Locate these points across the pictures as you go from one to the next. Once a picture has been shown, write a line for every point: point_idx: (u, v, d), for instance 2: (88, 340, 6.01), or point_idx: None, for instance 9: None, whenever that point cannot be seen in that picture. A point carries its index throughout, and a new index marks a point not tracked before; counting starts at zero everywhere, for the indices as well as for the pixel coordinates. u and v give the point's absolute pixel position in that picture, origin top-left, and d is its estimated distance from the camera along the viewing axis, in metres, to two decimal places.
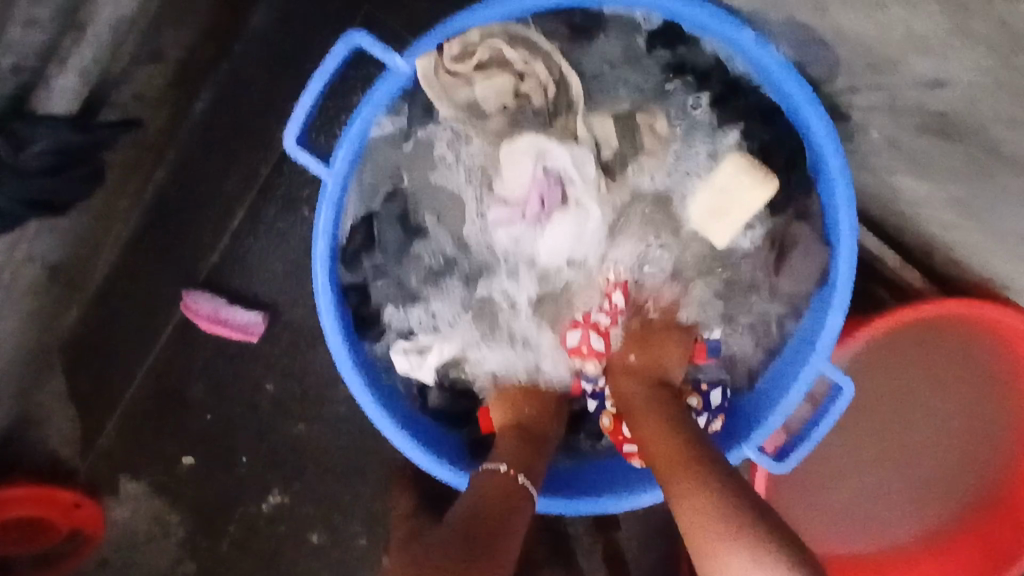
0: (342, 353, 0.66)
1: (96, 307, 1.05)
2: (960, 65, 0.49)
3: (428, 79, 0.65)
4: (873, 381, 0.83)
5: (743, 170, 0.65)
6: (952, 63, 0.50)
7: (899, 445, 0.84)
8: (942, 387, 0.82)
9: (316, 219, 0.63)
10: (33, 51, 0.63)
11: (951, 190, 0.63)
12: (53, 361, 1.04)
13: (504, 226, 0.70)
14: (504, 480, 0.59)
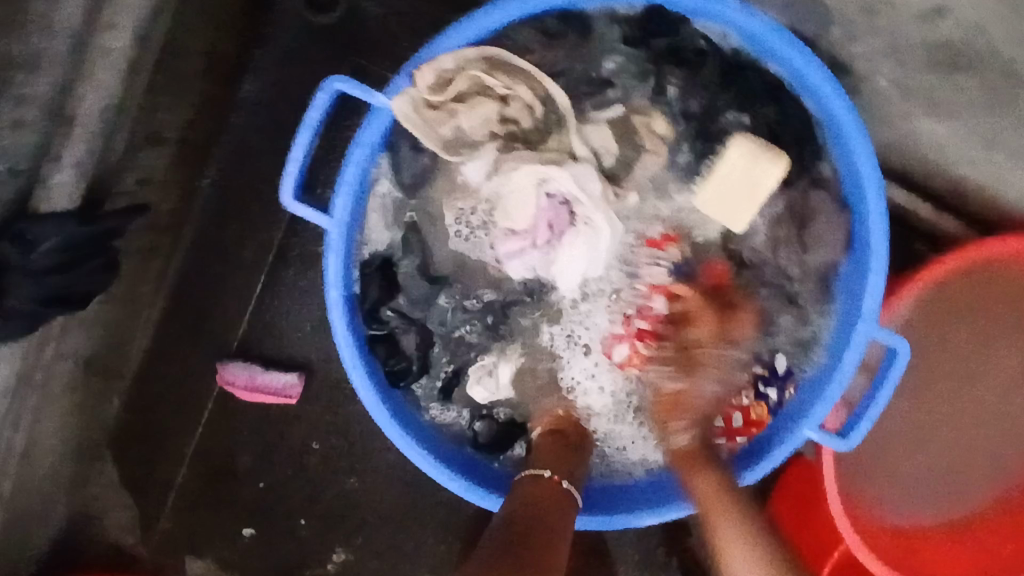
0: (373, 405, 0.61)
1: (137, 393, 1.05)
2: None
3: (404, 119, 0.56)
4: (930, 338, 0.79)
5: (760, 152, 0.58)
6: None
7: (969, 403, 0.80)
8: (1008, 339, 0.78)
9: (325, 270, 0.59)
10: (33, 152, 0.65)
11: (974, 124, 0.59)
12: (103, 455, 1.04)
13: (515, 261, 0.61)
14: (550, 488, 0.55)
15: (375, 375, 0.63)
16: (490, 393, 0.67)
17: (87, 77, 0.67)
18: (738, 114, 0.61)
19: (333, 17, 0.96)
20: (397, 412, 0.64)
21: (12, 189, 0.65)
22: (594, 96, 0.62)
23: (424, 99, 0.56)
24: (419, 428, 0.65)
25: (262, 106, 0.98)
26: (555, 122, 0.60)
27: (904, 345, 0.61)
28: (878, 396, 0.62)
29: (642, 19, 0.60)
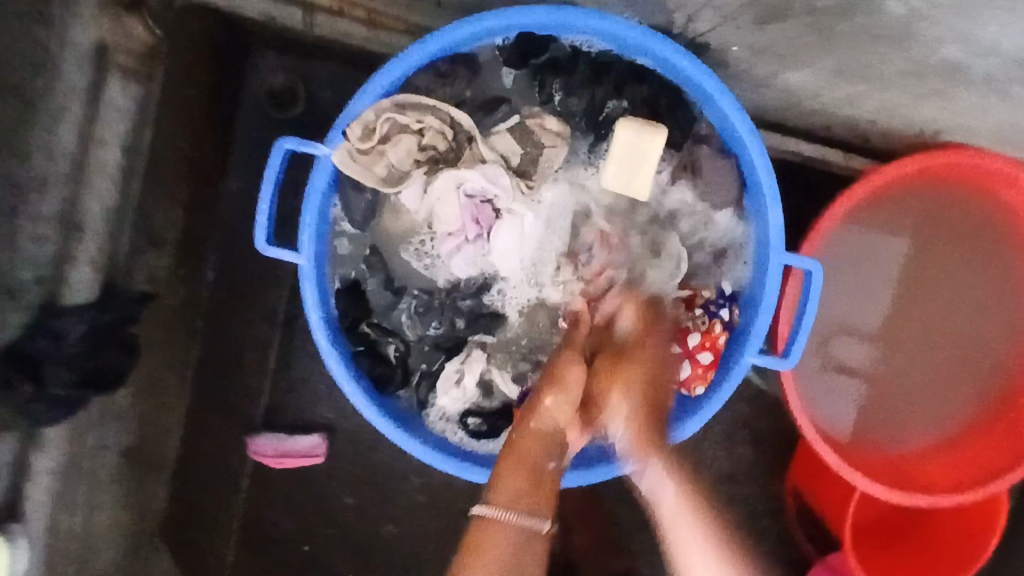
0: (368, 406, 0.69)
1: (182, 478, 1.16)
2: None
3: (344, 164, 0.65)
4: (873, 271, 0.91)
5: (643, 129, 0.67)
6: None
7: (915, 333, 0.92)
8: (950, 275, 0.91)
9: (305, 297, 0.68)
10: (49, 260, 0.79)
11: (826, 63, 0.65)
12: (161, 540, 1.14)
13: (457, 260, 0.71)
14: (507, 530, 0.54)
15: (366, 386, 0.71)
16: (462, 398, 0.73)
17: (85, 189, 0.80)
18: (618, 101, 0.70)
19: (292, 109, 1.10)
20: (392, 414, 0.71)
21: (39, 294, 0.79)
22: (491, 114, 0.71)
23: (357, 149, 0.66)
24: (415, 425, 0.73)
25: (248, 199, 1.12)
26: (464, 138, 0.69)
27: (813, 264, 0.69)
28: (807, 314, 0.70)
29: (514, 43, 0.69)
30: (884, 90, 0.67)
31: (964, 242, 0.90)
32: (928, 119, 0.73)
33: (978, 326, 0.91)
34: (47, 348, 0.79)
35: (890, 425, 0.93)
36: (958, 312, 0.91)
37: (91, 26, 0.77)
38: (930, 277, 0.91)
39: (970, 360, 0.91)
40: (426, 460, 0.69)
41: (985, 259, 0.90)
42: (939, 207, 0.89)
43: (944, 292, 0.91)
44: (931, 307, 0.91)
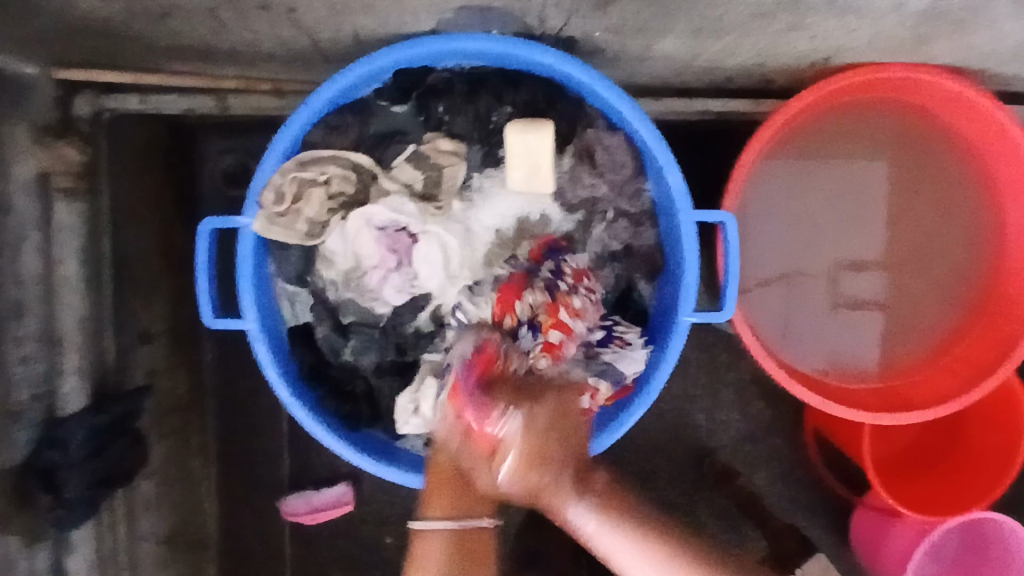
0: (339, 445, 0.72)
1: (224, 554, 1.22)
2: None
3: (265, 228, 0.71)
4: (822, 200, 0.93)
5: (529, 127, 0.71)
6: None
7: (881, 255, 0.94)
8: (899, 194, 0.93)
9: (259, 356, 0.72)
10: (41, 376, 0.86)
11: (682, 25, 0.68)
12: None
13: (389, 289, 0.76)
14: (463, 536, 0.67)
15: (335, 426, 0.75)
16: (426, 423, 0.74)
17: (60, 306, 0.88)
18: (500, 105, 0.75)
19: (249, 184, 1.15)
20: (366, 447, 0.75)
21: (38, 410, 0.85)
22: (389, 148, 0.77)
23: (273, 213, 0.71)
24: (388, 453, 0.77)
25: None
26: (368, 177, 0.75)
27: (723, 214, 0.71)
28: (731, 261, 0.72)
29: (396, 83, 0.75)
30: (749, 33, 0.70)
31: (905, 160, 0.92)
32: (805, 50, 0.75)
33: (938, 238, 0.93)
34: (56, 458, 0.85)
35: (871, 354, 0.94)
36: (917, 228, 0.94)
37: (31, 159, 0.84)
38: (881, 199, 0.93)
39: (937, 275, 0.94)
40: (404, 482, 0.72)
41: (918, 182, 0.93)
42: (874, 130, 0.91)
43: (899, 211, 0.94)
44: (881, 237, 0.94)
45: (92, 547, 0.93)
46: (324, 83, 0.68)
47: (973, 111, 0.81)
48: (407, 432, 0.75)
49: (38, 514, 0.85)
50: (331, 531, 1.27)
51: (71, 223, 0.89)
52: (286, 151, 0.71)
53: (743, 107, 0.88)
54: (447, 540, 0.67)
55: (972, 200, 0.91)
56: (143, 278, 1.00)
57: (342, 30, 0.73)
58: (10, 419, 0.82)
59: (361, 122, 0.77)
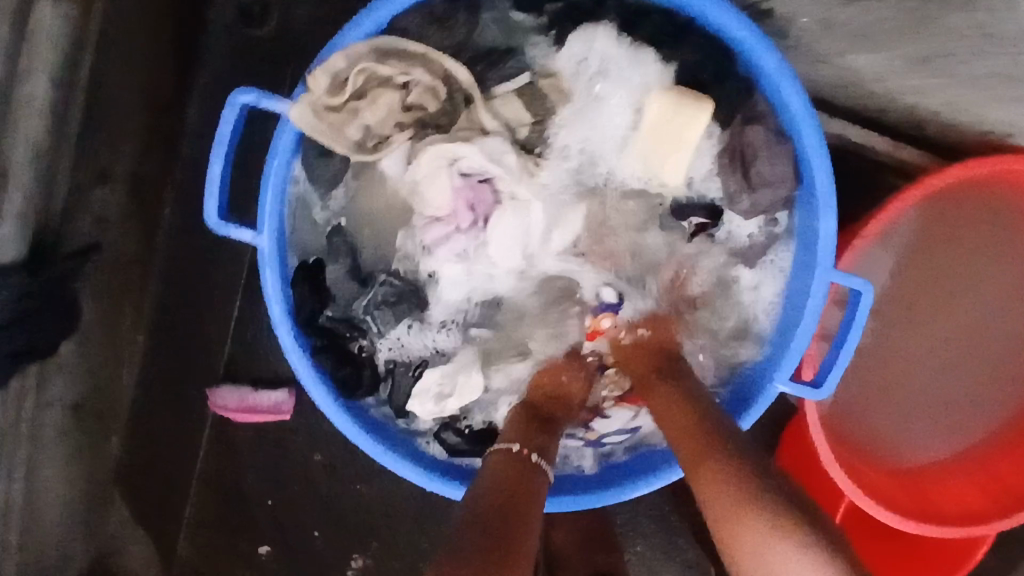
0: (343, 419, 0.60)
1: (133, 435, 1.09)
2: None
3: (303, 122, 0.54)
4: (902, 266, 0.78)
5: (677, 102, 0.58)
6: None
7: (946, 334, 0.80)
8: (987, 268, 0.78)
9: (265, 286, 0.58)
10: None
11: (908, 47, 0.55)
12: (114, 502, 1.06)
13: (443, 248, 0.61)
14: (512, 463, 0.52)
15: (334, 390, 0.62)
16: (438, 411, 0.64)
17: None
18: (650, 57, 0.61)
19: (266, 30, 0.99)
20: (361, 418, 0.63)
21: None
22: (498, 68, 0.62)
23: (323, 104, 0.55)
24: (388, 435, 0.64)
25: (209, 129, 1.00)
26: (459, 98, 0.59)
27: (863, 285, 0.60)
28: (850, 338, 0.61)
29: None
30: (964, 83, 0.57)
31: (1008, 229, 0.76)
32: (996, 118, 0.63)
33: (1017, 326, 0.79)
34: None
35: (896, 441, 0.82)
36: (998, 311, 0.79)
37: None
38: (966, 270, 0.78)
39: (1007, 366, 0.79)
40: (410, 476, 0.61)
41: (996, 251, 0.77)
42: (988, 188, 0.74)
43: (982, 286, 0.78)
44: (948, 309, 0.79)
45: None
46: None
47: None
48: (414, 410, 0.64)
49: None
50: (256, 436, 1.16)
51: None
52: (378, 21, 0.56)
53: (869, 137, 0.75)
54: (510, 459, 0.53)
55: None
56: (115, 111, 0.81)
57: None
58: None
59: (473, 23, 0.62)
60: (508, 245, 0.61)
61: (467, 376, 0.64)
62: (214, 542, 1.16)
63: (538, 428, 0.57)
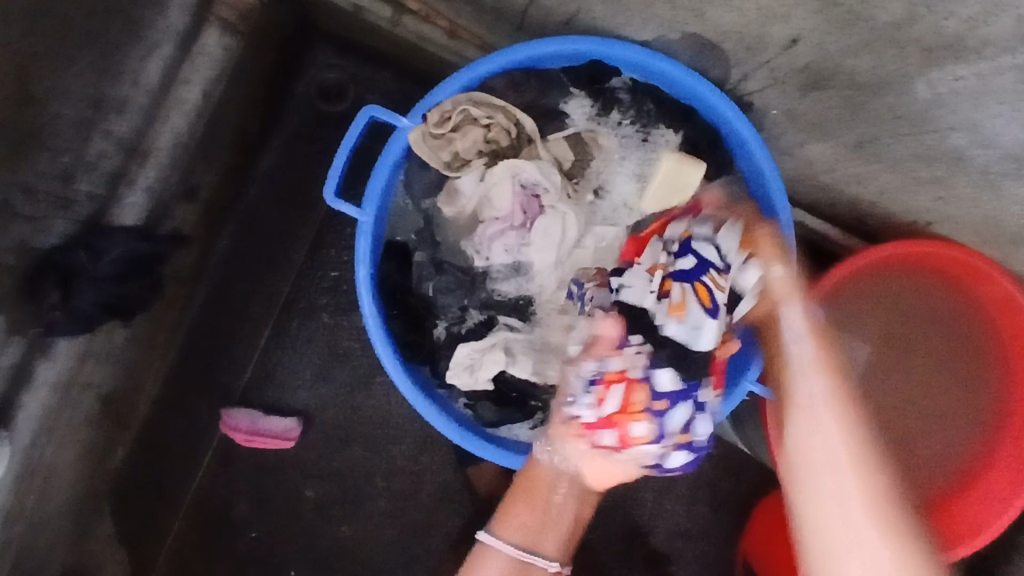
0: (396, 369, 0.73)
1: (140, 450, 1.10)
2: (804, 16, 0.61)
3: (417, 142, 0.72)
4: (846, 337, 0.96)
5: (684, 160, 0.76)
6: (800, 17, 0.61)
7: (883, 399, 0.96)
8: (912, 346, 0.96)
9: (357, 249, 0.73)
10: (108, 177, 0.83)
11: (849, 135, 0.74)
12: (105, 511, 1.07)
13: (497, 243, 0.78)
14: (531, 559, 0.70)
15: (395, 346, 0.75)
16: (471, 383, 0.77)
17: (160, 120, 0.86)
18: (667, 129, 0.80)
19: (340, 106, 1.17)
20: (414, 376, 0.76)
21: (88, 208, 0.82)
22: (551, 122, 0.81)
23: (430, 132, 0.73)
24: (432, 395, 0.77)
25: (279, 176, 1.17)
26: (525, 138, 0.78)
27: None
28: None
29: (586, 69, 0.78)
30: (893, 169, 0.76)
31: (929, 316, 0.94)
32: (920, 209, 0.82)
33: (943, 397, 0.95)
34: (82, 262, 0.82)
35: None
36: (924, 382, 0.96)
37: None
38: (896, 348, 0.96)
39: (938, 431, 0.95)
40: (443, 428, 0.73)
41: (921, 318, 0.95)
42: (910, 280, 0.93)
43: (909, 362, 0.96)
44: (882, 378, 0.96)
45: (64, 366, 0.86)
46: (532, 40, 0.71)
47: (987, 280, 0.85)
48: (452, 381, 0.78)
49: (38, 309, 0.80)
50: (258, 460, 1.19)
51: (209, 53, 0.89)
52: (469, 81, 0.73)
53: (820, 224, 0.96)
54: (505, 566, 0.69)
55: (983, 367, 0.93)
56: (216, 137, 0.99)
57: (568, 4, 0.75)
58: (57, 201, 0.77)
59: (540, 88, 0.79)
60: (550, 251, 0.77)
61: (495, 355, 0.77)
62: (194, 563, 1.17)
63: (527, 494, 0.71)
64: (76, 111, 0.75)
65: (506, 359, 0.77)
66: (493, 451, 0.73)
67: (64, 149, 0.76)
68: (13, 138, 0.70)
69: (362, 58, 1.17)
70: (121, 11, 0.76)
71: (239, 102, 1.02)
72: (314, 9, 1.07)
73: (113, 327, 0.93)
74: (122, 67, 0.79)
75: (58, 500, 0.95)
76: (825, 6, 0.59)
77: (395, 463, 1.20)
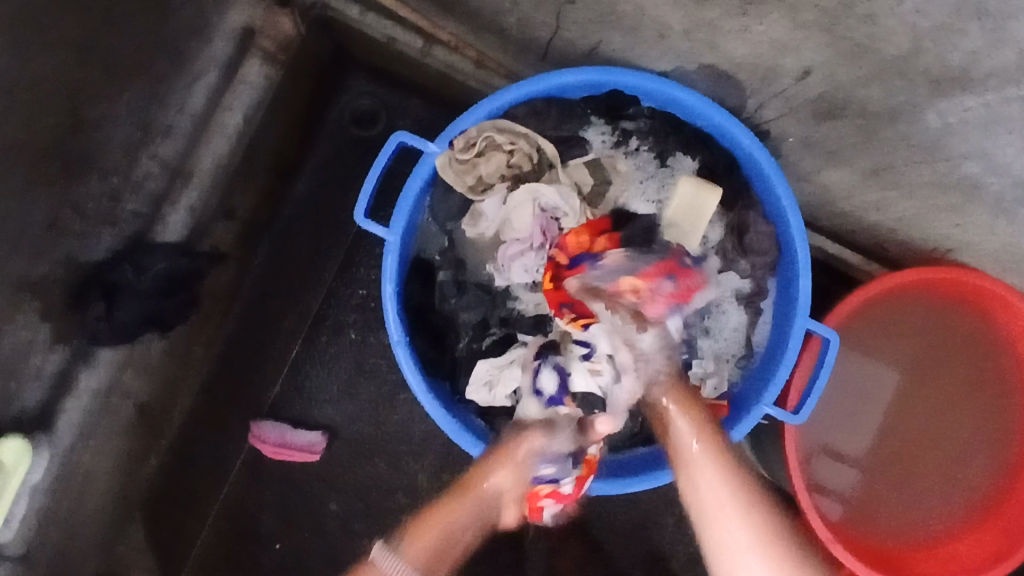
0: (419, 385, 0.75)
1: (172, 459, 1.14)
2: None
3: (443, 166, 0.76)
4: (868, 362, 0.96)
5: (700, 185, 0.80)
6: None
7: (906, 427, 0.96)
8: (938, 375, 0.95)
9: (384, 268, 0.76)
10: (152, 196, 0.88)
11: (865, 163, 0.75)
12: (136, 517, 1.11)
13: (518, 262, 0.80)
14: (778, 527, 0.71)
15: (418, 363, 0.78)
16: (490, 400, 0.80)
17: (202, 143, 0.91)
18: (684, 155, 0.83)
19: (373, 130, 1.21)
20: (436, 392, 0.78)
21: (132, 226, 0.87)
22: (571, 148, 0.83)
23: (455, 157, 0.77)
24: (454, 411, 0.79)
25: (312, 197, 1.22)
26: (546, 163, 0.81)
27: (832, 332, 0.76)
28: (820, 378, 0.76)
29: (606, 98, 0.81)
30: (910, 197, 0.77)
31: (954, 346, 0.94)
32: (938, 237, 0.82)
33: (967, 427, 0.94)
34: (128, 277, 0.87)
35: (860, 513, 0.96)
36: (949, 411, 0.95)
37: (245, 12, 0.92)
38: (922, 377, 0.96)
39: (961, 462, 0.94)
40: (463, 443, 0.75)
41: (945, 346, 0.94)
42: (934, 308, 0.93)
43: (935, 390, 0.95)
44: (907, 405, 0.96)
45: (106, 374, 0.91)
46: (553, 71, 0.74)
47: (1006, 309, 0.85)
48: (471, 396, 0.81)
49: (84, 319, 0.84)
50: (284, 473, 1.22)
51: (250, 81, 0.94)
52: (493, 109, 0.76)
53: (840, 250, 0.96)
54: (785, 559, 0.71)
55: (1008, 399, 0.92)
56: (254, 160, 1.04)
57: (589, 35, 0.78)
58: (105, 219, 0.83)
59: (561, 115, 0.82)
60: None
61: (514, 372, 0.78)
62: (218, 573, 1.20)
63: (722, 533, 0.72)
64: (126, 134, 0.81)
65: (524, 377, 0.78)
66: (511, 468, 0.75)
67: (113, 170, 0.81)
68: (69, 158, 0.75)
69: (394, 85, 1.21)
70: (170, 41, 0.82)
71: (277, 126, 1.07)
72: (349, 39, 1.12)
73: (152, 337, 0.97)
74: (169, 94, 0.85)
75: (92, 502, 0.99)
76: None
77: (418, 478, 1.23)
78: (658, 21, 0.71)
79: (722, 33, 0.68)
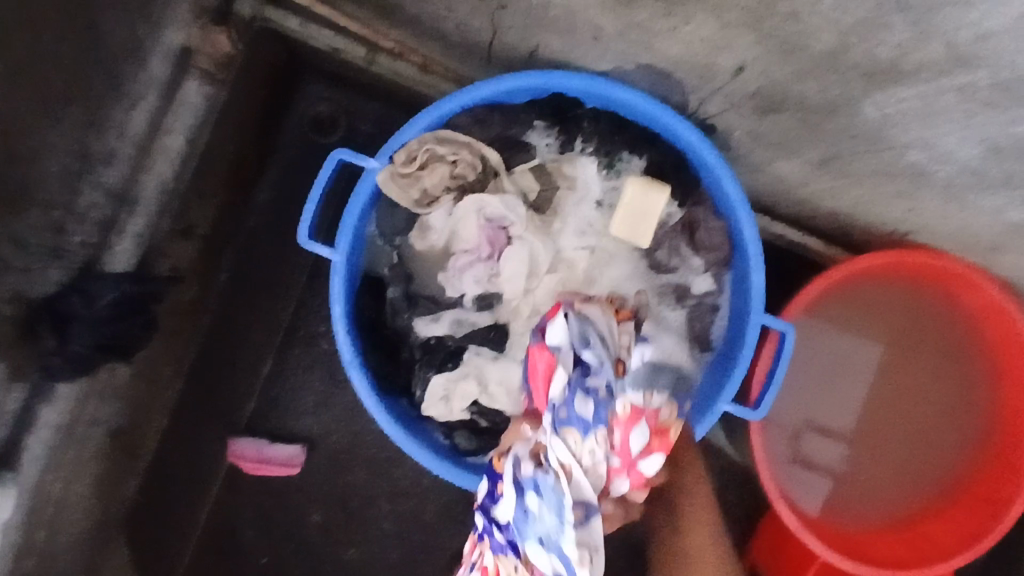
0: (375, 404, 0.75)
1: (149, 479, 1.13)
2: (745, 46, 0.62)
3: (385, 182, 0.75)
4: (837, 347, 0.96)
5: (648, 186, 0.78)
6: (741, 46, 0.62)
7: (877, 410, 0.96)
8: (910, 358, 0.95)
9: (331, 289, 0.75)
10: (100, 227, 0.87)
11: (811, 152, 0.74)
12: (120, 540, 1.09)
13: (467, 274, 0.80)
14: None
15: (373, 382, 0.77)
16: (447, 414, 0.80)
17: (147, 170, 0.90)
18: (631, 155, 0.81)
19: (331, 138, 1.19)
20: (393, 409, 0.78)
21: (81, 256, 0.86)
22: (517, 154, 0.82)
23: (398, 171, 0.76)
24: (412, 427, 0.79)
25: (273, 210, 1.20)
26: (491, 171, 0.80)
27: (787, 326, 0.75)
28: (778, 372, 0.76)
29: (548, 102, 0.80)
30: (860, 185, 0.76)
31: (923, 327, 0.94)
32: (894, 220, 0.81)
33: (938, 407, 0.94)
34: (79, 309, 0.85)
35: (836, 499, 0.96)
36: (920, 391, 0.95)
37: (181, 31, 0.90)
38: (892, 360, 0.95)
39: (933, 443, 0.94)
40: (423, 459, 0.75)
41: (914, 328, 0.94)
42: (900, 290, 0.93)
43: (906, 372, 0.95)
44: (878, 390, 0.96)
45: (68, 406, 0.90)
46: (491, 79, 0.73)
47: (972, 290, 0.84)
48: (429, 412, 0.81)
49: (37, 355, 0.83)
50: (266, 486, 1.22)
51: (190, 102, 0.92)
52: (433, 120, 0.75)
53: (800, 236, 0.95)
54: None
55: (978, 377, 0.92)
56: (208, 178, 1.03)
57: (527, 36, 0.77)
58: (51, 254, 0.81)
59: (504, 122, 0.81)
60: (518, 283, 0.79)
61: (469, 384, 0.80)
62: None
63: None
64: (64, 167, 0.79)
65: (478, 390, 0.80)
66: (473, 482, 0.74)
67: (53, 205, 0.79)
68: (8, 197, 0.73)
69: (351, 91, 1.19)
70: (104, 69, 0.80)
71: (228, 143, 1.05)
72: (298, 48, 1.10)
73: (116, 365, 0.96)
74: (106, 122, 0.83)
75: (71, 535, 0.98)
76: (761, 35, 0.60)
77: (401, 483, 1.23)
78: (591, 21, 0.69)
79: (656, 34, 0.66)
